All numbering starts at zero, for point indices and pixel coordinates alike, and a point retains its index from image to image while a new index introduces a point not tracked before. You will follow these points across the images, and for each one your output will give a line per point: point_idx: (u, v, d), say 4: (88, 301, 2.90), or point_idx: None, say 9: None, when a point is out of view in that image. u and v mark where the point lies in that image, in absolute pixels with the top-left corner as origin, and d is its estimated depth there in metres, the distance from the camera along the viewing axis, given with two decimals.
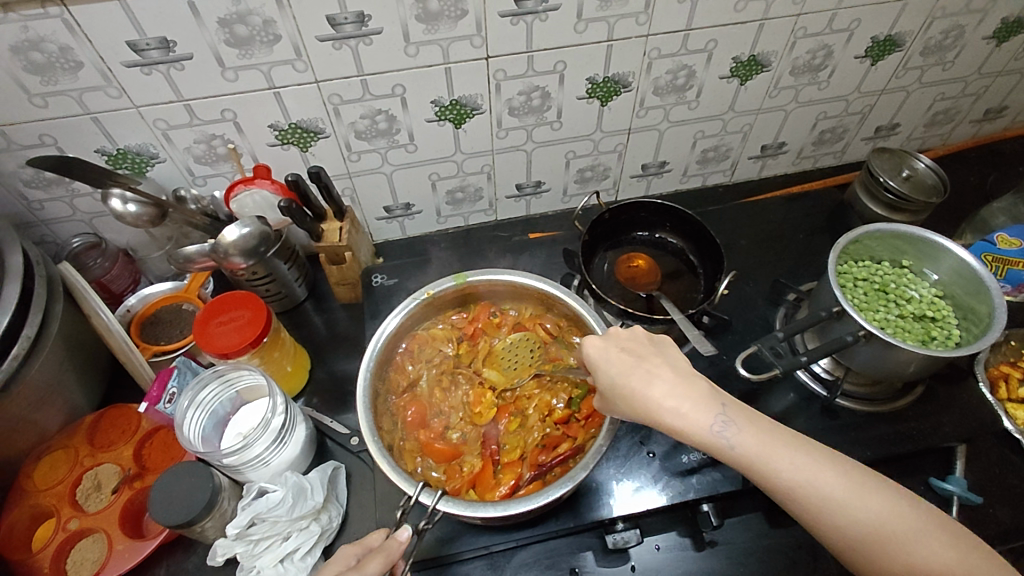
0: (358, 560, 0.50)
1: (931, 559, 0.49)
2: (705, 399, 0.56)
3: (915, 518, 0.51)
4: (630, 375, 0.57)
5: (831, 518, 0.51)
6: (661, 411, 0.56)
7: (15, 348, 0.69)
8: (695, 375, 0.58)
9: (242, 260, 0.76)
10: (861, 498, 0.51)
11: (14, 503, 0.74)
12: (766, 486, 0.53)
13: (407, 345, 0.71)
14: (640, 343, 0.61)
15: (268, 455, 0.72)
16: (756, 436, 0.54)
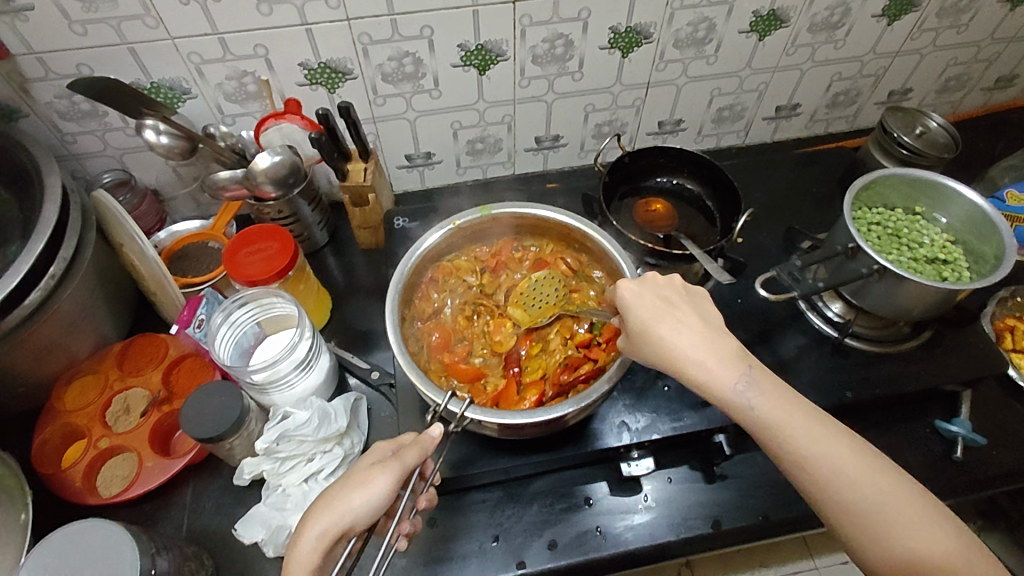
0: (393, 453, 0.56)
1: (927, 546, 0.50)
2: (732, 359, 0.57)
3: (918, 504, 0.52)
4: (657, 323, 0.59)
5: (837, 494, 0.52)
6: (687, 360, 0.57)
7: (52, 268, 0.71)
8: (724, 333, 0.59)
9: (272, 189, 0.78)
10: (871, 478, 0.52)
11: (46, 422, 0.76)
12: (777, 453, 0.55)
13: (432, 275, 0.73)
14: (674, 292, 0.62)
15: (294, 378, 0.74)
16: (777, 402, 0.55)
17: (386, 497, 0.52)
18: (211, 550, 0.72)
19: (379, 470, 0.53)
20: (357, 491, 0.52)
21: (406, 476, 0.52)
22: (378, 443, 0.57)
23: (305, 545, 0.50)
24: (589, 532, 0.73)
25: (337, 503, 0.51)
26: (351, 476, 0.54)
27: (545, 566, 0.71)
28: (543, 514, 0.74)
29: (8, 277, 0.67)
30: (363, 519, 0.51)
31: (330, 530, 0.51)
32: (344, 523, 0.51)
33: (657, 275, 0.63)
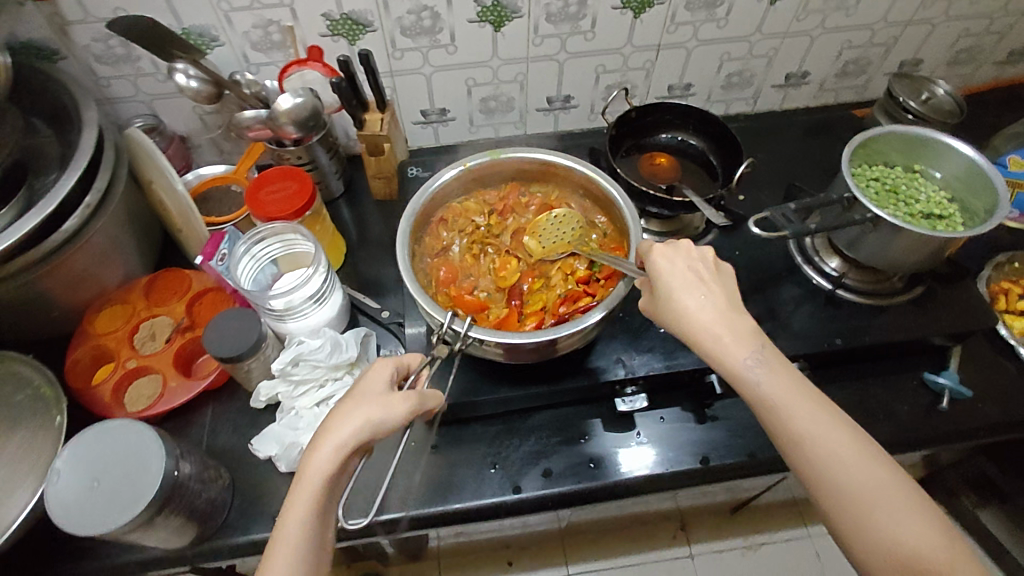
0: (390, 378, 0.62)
1: (907, 532, 0.56)
2: (747, 336, 0.63)
3: (907, 495, 0.58)
4: (677, 295, 0.65)
5: (828, 473, 0.59)
6: (702, 334, 0.64)
7: (88, 198, 0.76)
8: (744, 314, 0.66)
9: (294, 130, 0.83)
10: (863, 461, 0.58)
11: (78, 343, 0.81)
12: (777, 428, 0.61)
13: (442, 215, 0.77)
14: (705, 266, 0.67)
15: (308, 308, 0.78)
16: (782, 380, 0.62)
17: (401, 422, 0.58)
18: (230, 465, 0.77)
19: (401, 398, 0.59)
20: (379, 410, 0.57)
21: (422, 409, 0.59)
22: (383, 364, 0.62)
23: (326, 450, 0.56)
24: (583, 464, 0.77)
25: (357, 417, 0.57)
26: (364, 395, 0.59)
27: (539, 492, 0.75)
28: (539, 445, 0.79)
29: (49, 198, 0.71)
30: (379, 433, 0.57)
31: (350, 442, 0.56)
32: (359, 439, 0.56)
33: (689, 246, 0.68)
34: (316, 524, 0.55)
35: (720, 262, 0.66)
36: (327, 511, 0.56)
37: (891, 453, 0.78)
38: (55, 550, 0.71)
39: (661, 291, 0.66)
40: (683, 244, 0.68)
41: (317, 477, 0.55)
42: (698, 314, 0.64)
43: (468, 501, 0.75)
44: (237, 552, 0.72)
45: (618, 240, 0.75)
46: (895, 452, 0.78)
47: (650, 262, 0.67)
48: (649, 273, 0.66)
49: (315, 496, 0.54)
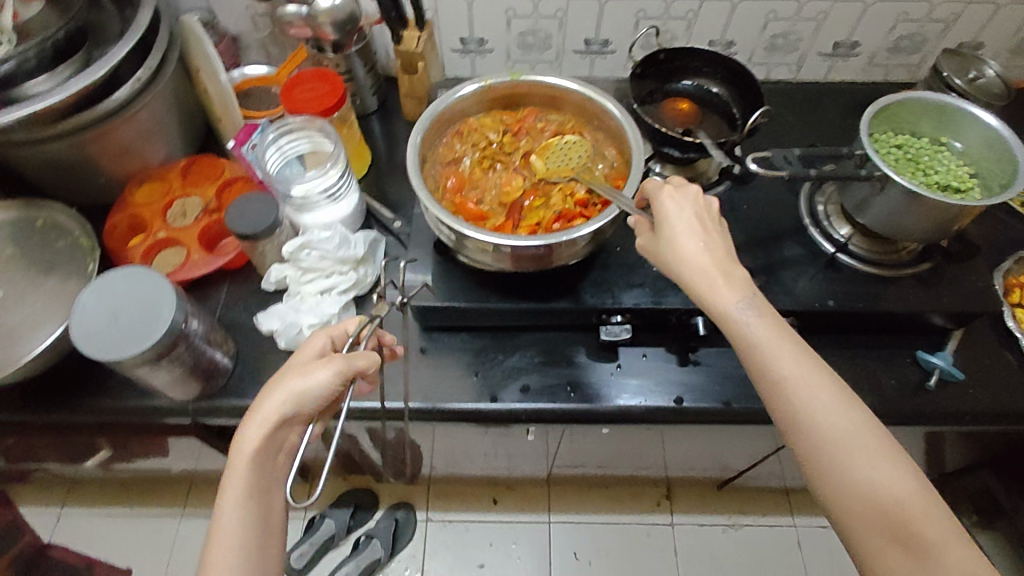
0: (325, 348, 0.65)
1: (881, 481, 0.56)
2: (740, 281, 0.64)
3: (885, 448, 0.57)
4: (676, 234, 0.66)
5: (807, 422, 0.58)
6: (698, 274, 0.64)
7: (140, 72, 0.81)
8: (739, 265, 0.66)
9: (332, 31, 0.85)
10: (842, 411, 0.58)
11: (117, 210, 0.88)
12: (759, 373, 0.61)
13: (458, 127, 0.79)
14: (709, 216, 0.68)
15: (322, 202, 0.82)
16: (771, 327, 0.61)
17: (329, 387, 0.60)
18: (237, 337, 0.83)
19: (323, 364, 0.61)
20: (301, 381, 0.60)
21: (347, 370, 0.60)
22: (313, 339, 0.65)
23: (251, 430, 0.60)
24: (560, 386, 0.80)
25: (281, 391, 0.60)
26: (291, 367, 0.62)
27: (514, 406, 0.79)
28: (522, 363, 0.82)
29: (97, 65, 0.76)
30: (305, 403, 0.61)
31: (274, 416, 0.60)
32: (284, 411, 0.60)
33: (696, 193, 0.68)
34: (250, 504, 0.59)
35: (723, 214, 0.66)
36: (264, 488, 0.61)
37: None
38: (76, 385, 0.78)
39: (661, 229, 0.67)
40: (691, 186, 0.69)
41: (246, 456, 0.59)
42: (696, 253, 0.65)
43: (445, 402, 0.79)
44: (233, 414, 0.78)
45: (623, 172, 0.77)
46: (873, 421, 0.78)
47: (658, 203, 0.68)
48: (656, 213, 0.67)
49: (243, 479, 0.59)
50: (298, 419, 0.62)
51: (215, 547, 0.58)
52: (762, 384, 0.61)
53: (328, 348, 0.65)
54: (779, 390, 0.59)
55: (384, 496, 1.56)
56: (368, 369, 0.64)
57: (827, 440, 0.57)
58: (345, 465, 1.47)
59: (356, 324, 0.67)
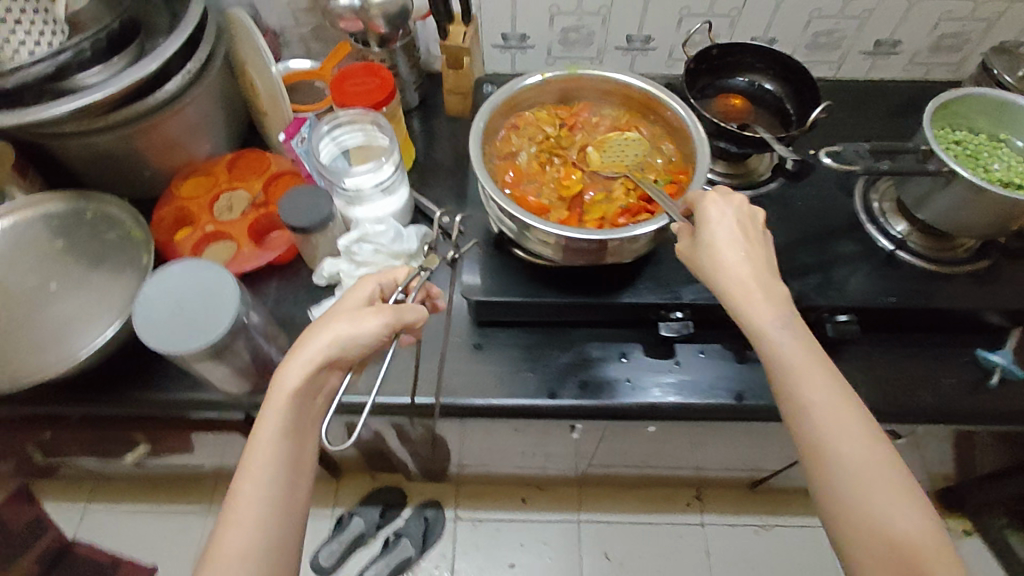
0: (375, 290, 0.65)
1: (894, 519, 0.53)
2: (776, 297, 0.62)
3: (903, 487, 0.55)
4: (718, 242, 0.64)
5: (827, 448, 0.56)
6: (733, 285, 0.63)
7: (190, 64, 0.80)
8: (777, 282, 0.64)
9: (383, 24, 0.82)
10: (865, 444, 0.56)
11: (164, 203, 0.88)
12: (785, 391, 0.59)
13: (514, 121, 0.78)
14: (752, 227, 0.66)
15: (376, 195, 0.81)
16: (802, 348, 0.60)
17: (375, 335, 0.60)
18: (288, 333, 0.82)
19: (372, 314, 0.61)
20: (348, 325, 0.60)
21: (396, 322, 0.60)
22: (362, 282, 0.65)
23: (293, 369, 0.59)
24: (618, 382, 0.80)
25: (324, 335, 0.59)
26: (340, 310, 0.62)
27: (571, 402, 0.78)
28: (579, 359, 0.81)
29: (143, 62, 0.74)
30: (349, 350, 0.60)
31: (317, 357, 0.59)
32: (328, 353, 0.59)
33: (741, 201, 0.67)
34: (282, 445, 0.58)
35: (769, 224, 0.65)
36: (296, 453, 0.59)
37: (929, 420, 0.78)
38: (127, 380, 0.77)
39: (702, 234, 0.66)
40: (737, 197, 0.67)
41: (284, 394, 0.58)
42: (737, 265, 0.63)
43: (502, 398, 0.78)
44: None
45: (683, 168, 0.76)
46: (932, 420, 0.78)
47: (702, 208, 0.67)
48: (698, 216, 0.66)
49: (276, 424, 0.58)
50: (337, 366, 0.61)
51: (241, 487, 0.56)
52: (787, 405, 0.59)
53: (377, 295, 0.65)
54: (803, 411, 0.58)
55: (414, 494, 1.58)
56: (412, 324, 0.64)
57: (848, 471, 0.55)
58: (378, 463, 1.49)
59: (404, 275, 0.68)
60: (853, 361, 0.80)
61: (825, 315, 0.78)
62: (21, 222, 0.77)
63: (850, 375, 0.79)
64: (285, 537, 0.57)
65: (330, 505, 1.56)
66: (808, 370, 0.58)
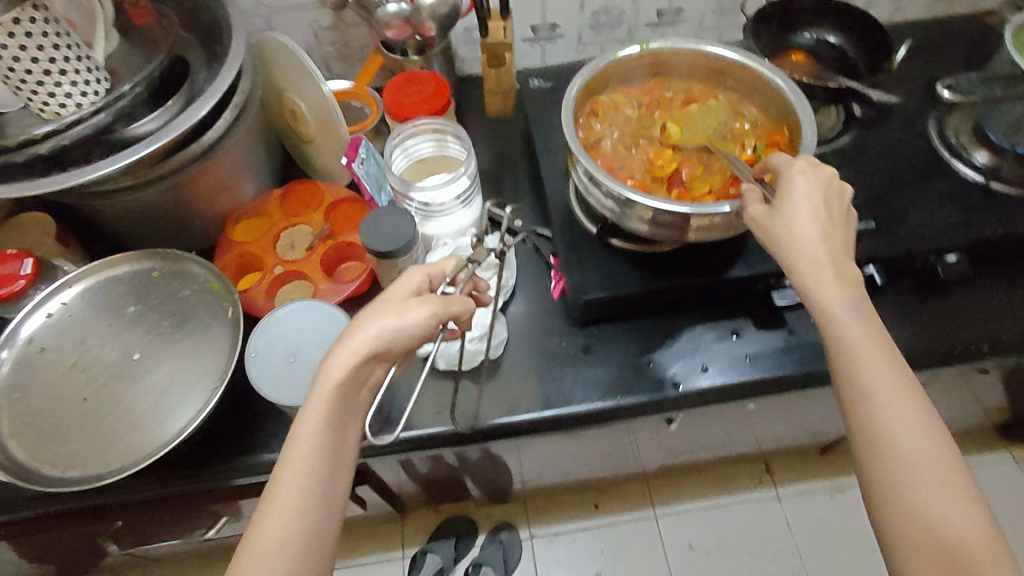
0: (424, 278, 0.58)
1: (944, 516, 0.50)
2: (848, 279, 0.57)
3: (960, 482, 0.51)
4: (796, 215, 0.59)
5: (888, 437, 0.52)
6: (800, 263, 0.58)
7: (238, 96, 0.74)
8: (851, 263, 0.59)
9: (434, 27, 0.78)
10: (927, 437, 0.52)
11: (222, 252, 0.83)
12: (846, 377, 0.55)
13: (592, 108, 0.75)
14: (834, 206, 0.60)
15: (455, 207, 0.78)
16: (871, 333, 0.55)
17: (423, 328, 0.53)
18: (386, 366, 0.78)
19: (420, 304, 0.54)
20: (394, 318, 0.53)
21: (446, 313, 0.54)
22: (410, 273, 0.58)
23: (337, 363, 0.52)
24: (738, 358, 0.78)
25: (371, 328, 0.53)
26: (385, 302, 0.55)
27: (698, 385, 0.77)
28: (693, 341, 0.80)
29: (205, 99, 0.68)
30: (394, 344, 0.53)
31: (361, 351, 0.52)
32: (375, 347, 0.52)
33: (828, 177, 0.61)
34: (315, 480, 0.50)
35: (853, 204, 0.60)
36: (333, 483, 0.52)
37: None
38: (233, 448, 0.73)
39: (781, 207, 0.60)
40: (826, 167, 0.62)
41: (328, 385, 0.51)
42: (811, 241, 0.58)
43: (626, 394, 0.77)
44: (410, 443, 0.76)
45: (774, 128, 0.74)
46: None
47: (784, 181, 0.61)
48: (782, 184, 0.60)
49: (308, 450, 0.50)
50: (384, 359, 0.55)
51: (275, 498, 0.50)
52: (848, 391, 0.55)
53: (426, 286, 0.58)
54: (864, 398, 0.54)
55: (481, 520, 1.51)
56: (460, 315, 0.58)
57: (907, 466, 0.52)
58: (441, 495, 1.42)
59: (451, 266, 0.62)
60: (961, 299, 0.80)
61: (933, 258, 0.78)
62: (88, 293, 0.74)
63: (961, 314, 0.79)
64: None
65: (398, 545, 1.49)
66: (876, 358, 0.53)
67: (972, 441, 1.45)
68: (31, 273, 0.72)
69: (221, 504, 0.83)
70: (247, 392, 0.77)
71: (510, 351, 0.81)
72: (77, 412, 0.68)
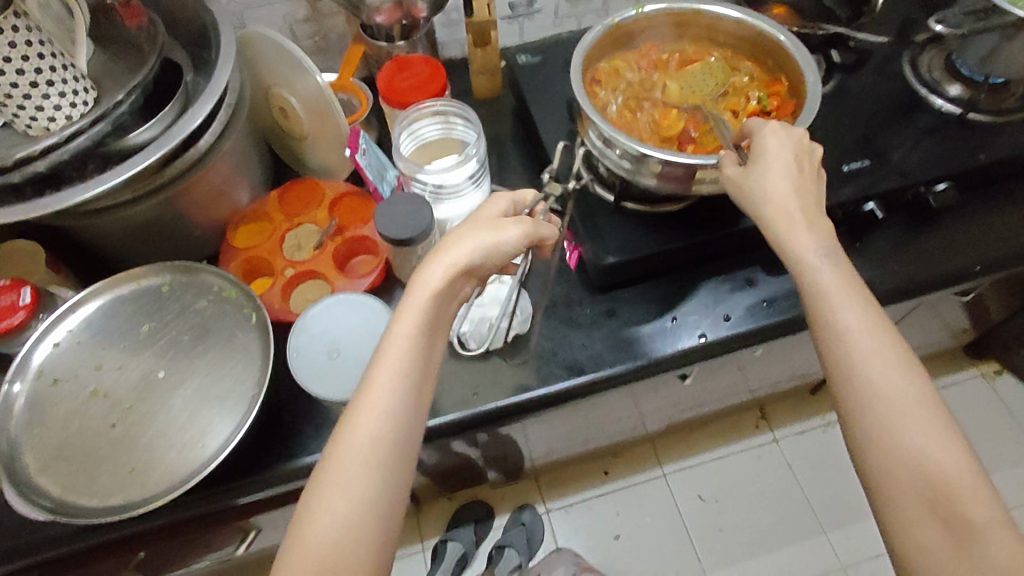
0: (511, 205, 0.61)
1: (922, 451, 0.51)
2: (818, 230, 0.59)
3: (937, 420, 0.52)
4: (769, 171, 0.61)
5: (863, 377, 0.53)
6: (771, 215, 0.60)
7: (228, 97, 0.70)
8: (821, 215, 0.60)
9: (425, 7, 0.79)
10: (901, 376, 0.53)
11: (227, 259, 0.80)
12: (821, 323, 0.56)
13: (594, 75, 0.76)
14: (807, 162, 0.62)
15: (466, 187, 0.77)
16: (841, 279, 0.57)
17: (516, 245, 0.57)
18: None
19: (513, 223, 0.57)
20: (489, 233, 0.56)
21: (538, 232, 0.57)
22: (496, 196, 0.61)
23: (432, 273, 0.54)
24: (756, 304, 0.81)
25: (466, 242, 0.55)
26: (475, 221, 0.58)
27: (723, 334, 0.79)
28: (712, 294, 0.82)
29: (200, 103, 0.64)
30: (488, 259, 0.56)
31: (458, 263, 0.54)
32: (472, 259, 0.55)
33: (801, 136, 0.63)
34: (392, 413, 0.51)
35: (822, 157, 0.62)
36: (417, 407, 0.53)
37: None
38: (273, 456, 0.71)
39: (754, 163, 0.62)
40: (796, 129, 0.63)
41: (424, 295, 0.53)
42: (782, 192, 0.60)
43: (656, 352, 0.79)
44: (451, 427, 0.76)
45: (772, 79, 0.76)
46: None
47: (759, 139, 0.63)
48: (754, 144, 0.62)
49: (398, 366, 0.52)
50: (473, 274, 0.57)
51: (338, 448, 0.50)
52: (823, 337, 0.56)
53: (511, 210, 0.61)
54: (839, 341, 0.55)
55: (495, 504, 1.51)
56: (546, 241, 0.61)
57: (882, 402, 0.52)
58: (455, 484, 1.41)
59: (530, 198, 0.64)
60: (951, 225, 0.85)
61: (923, 189, 0.81)
62: (94, 318, 0.70)
63: (953, 239, 0.84)
64: (355, 557, 0.48)
65: (416, 540, 1.48)
66: (845, 302, 0.55)
67: (944, 362, 1.54)
68: (31, 303, 0.68)
69: (259, 516, 0.81)
70: (277, 399, 0.74)
71: (535, 325, 0.81)
72: (106, 440, 0.64)
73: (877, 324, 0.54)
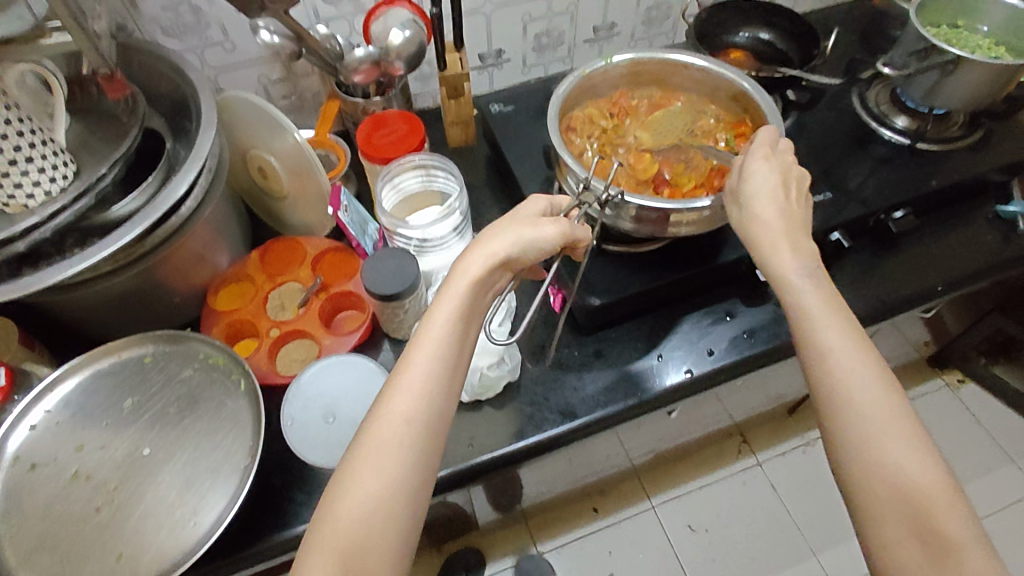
0: (551, 205, 0.64)
1: (899, 466, 0.52)
2: (802, 252, 0.62)
3: (915, 435, 0.53)
4: (754, 198, 0.64)
5: (845, 392, 0.55)
6: (758, 237, 0.63)
7: (210, 162, 0.69)
8: (804, 239, 0.63)
9: (402, 65, 0.82)
10: (880, 393, 0.55)
11: (209, 324, 0.79)
12: (804, 340, 0.58)
13: (569, 124, 0.79)
14: (795, 190, 0.66)
15: (450, 240, 0.78)
16: (824, 299, 0.59)
17: (555, 244, 0.58)
18: None
19: (551, 222, 0.59)
20: (532, 230, 0.58)
21: (576, 232, 0.59)
22: (538, 196, 0.64)
23: (475, 260, 0.56)
24: (738, 336, 0.83)
25: (507, 236, 0.57)
26: (515, 217, 0.60)
27: (709, 368, 0.81)
28: (695, 328, 0.84)
29: (182, 174, 0.64)
30: (529, 252, 0.57)
31: (499, 254, 0.56)
32: (511, 252, 0.57)
33: (790, 166, 0.67)
34: (424, 409, 0.51)
35: (806, 187, 0.66)
36: (447, 403, 0.53)
37: (983, 276, 0.88)
38: (266, 526, 0.68)
39: (744, 188, 0.65)
40: (786, 158, 0.66)
41: (465, 283, 0.55)
42: (768, 216, 0.63)
43: (645, 389, 0.80)
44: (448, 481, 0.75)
45: (736, 122, 0.80)
46: (986, 275, 0.88)
47: (749, 166, 0.66)
48: (743, 171, 0.66)
49: (438, 355, 0.53)
50: (510, 267, 0.59)
51: (362, 465, 0.50)
52: (806, 354, 0.58)
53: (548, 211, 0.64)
54: (820, 357, 0.57)
55: (487, 551, 1.47)
56: (580, 241, 0.62)
57: (862, 417, 0.54)
58: (444, 534, 1.38)
59: (567, 204, 0.66)
60: (910, 249, 0.89)
61: (883, 216, 0.86)
62: (73, 396, 0.68)
63: (914, 262, 0.88)
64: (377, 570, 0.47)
65: None
66: (826, 319, 0.57)
67: (912, 374, 1.60)
68: (5, 384, 0.66)
69: None
70: (268, 466, 0.72)
71: (525, 370, 0.82)
72: (90, 523, 0.61)
73: (857, 341, 0.56)
